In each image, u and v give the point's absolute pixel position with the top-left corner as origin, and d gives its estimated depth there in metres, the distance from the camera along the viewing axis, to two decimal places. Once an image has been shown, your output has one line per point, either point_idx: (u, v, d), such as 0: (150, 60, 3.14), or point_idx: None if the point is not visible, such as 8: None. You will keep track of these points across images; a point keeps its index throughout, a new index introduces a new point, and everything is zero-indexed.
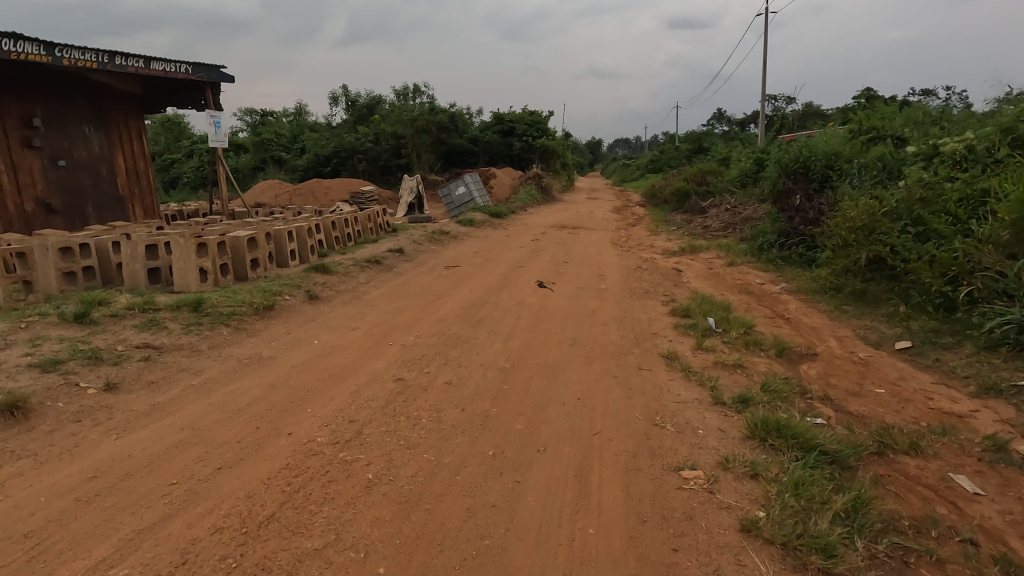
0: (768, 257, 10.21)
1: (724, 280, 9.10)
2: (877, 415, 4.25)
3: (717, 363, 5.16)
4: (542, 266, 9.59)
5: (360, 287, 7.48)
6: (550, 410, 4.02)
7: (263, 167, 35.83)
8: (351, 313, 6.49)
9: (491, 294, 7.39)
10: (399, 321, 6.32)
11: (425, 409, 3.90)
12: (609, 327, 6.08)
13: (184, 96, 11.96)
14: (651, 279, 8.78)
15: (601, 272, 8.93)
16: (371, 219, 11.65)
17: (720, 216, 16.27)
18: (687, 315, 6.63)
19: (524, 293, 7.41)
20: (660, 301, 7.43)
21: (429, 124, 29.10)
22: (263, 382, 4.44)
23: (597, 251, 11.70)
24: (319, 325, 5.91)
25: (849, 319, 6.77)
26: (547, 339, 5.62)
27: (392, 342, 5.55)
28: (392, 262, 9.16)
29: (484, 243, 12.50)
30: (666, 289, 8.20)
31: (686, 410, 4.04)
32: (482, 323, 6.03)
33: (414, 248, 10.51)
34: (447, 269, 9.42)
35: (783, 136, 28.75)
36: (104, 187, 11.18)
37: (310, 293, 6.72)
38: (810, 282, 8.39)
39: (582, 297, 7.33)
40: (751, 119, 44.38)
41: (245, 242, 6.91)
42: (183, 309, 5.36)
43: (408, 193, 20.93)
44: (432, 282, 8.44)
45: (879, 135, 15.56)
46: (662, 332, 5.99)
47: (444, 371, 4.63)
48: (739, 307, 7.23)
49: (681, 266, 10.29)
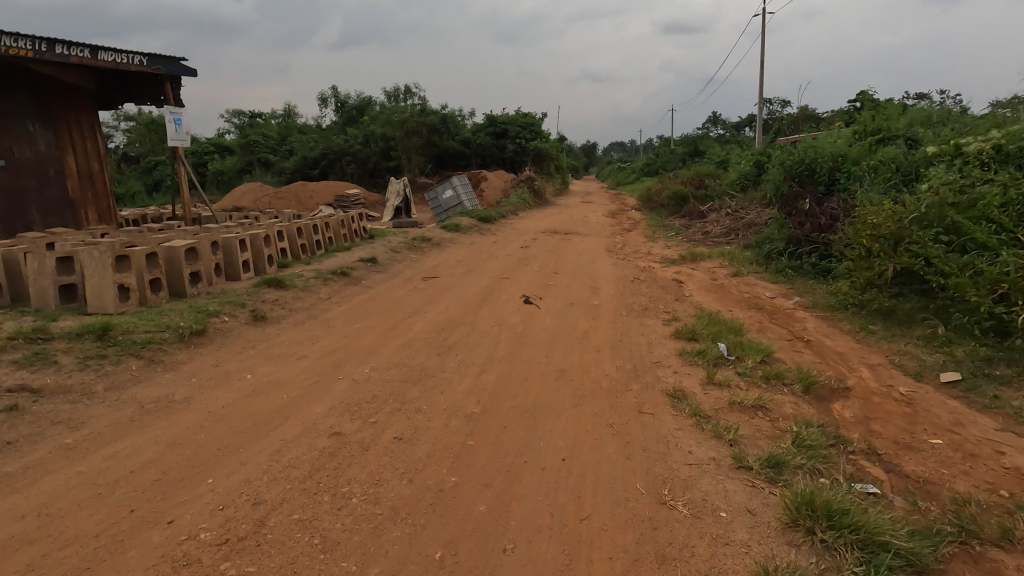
0: (777, 266, 9.33)
1: (730, 293, 8.22)
2: (943, 480, 3.36)
3: (734, 403, 4.25)
4: (529, 277, 8.69)
5: (319, 305, 6.55)
6: (526, 479, 3.10)
7: (249, 169, 34.84)
8: (302, 337, 5.56)
9: (468, 312, 6.48)
10: (357, 346, 5.39)
11: (362, 482, 2.97)
12: (604, 354, 5.17)
13: (141, 91, 10.98)
14: (650, 293, 7.89)
15: (594, 285, 8.02)
16: (345, 224, 10.70)
17: (720, 221, 15.45)
18: (692, 338, 5.74)
19: (507, 311, 6.50)
20: (662, 320, 6.53)
21: (420, 125, 28.18)
22: (162, 437, 3.50)
23: (590, 259, 10.80)
24: (258, 354, 4.98)
25: (879, 342, 5.90)
26: (529, 371, 4.70)
27: (342, 376, 4.62)
28: (363, 273, 8.25)
29: (468, 251, 11.58)
30: (667, 305, 7.30)
31: (702, 479, 3.13)
32: (452, 351, 5.10)
33: (389, 256, 9.58)
34: (424, 282, 8.51)
35: (782, 139, 28.03)
36: (51, 190, 10.15)
37: (256, 312, 5.78)
38: (827, 296, 7.51)
39: (573, 316, 6.41)
40: (747, 122, 43.77)
41: (181, 253, 5.97)
42: (83, 338, 4.42)
43: (395, 196, 20.04)
44: (405, 297, 7.51)
45: (888, 136, 14.81)
46: (665, 361, 5.08)
47: (396, 421, 3.69)
48: (751, 327, 6.34)
49: (683, 277, 9.40)
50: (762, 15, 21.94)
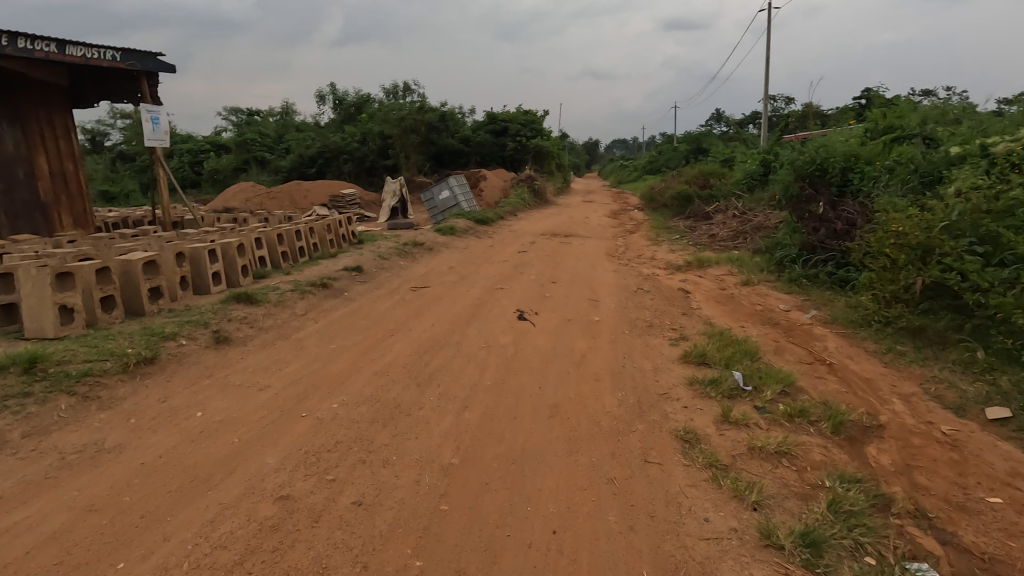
0: (790, 275, 8.75)
1: (741, 306, 7.65)
2: (1011, 560, 2.80)
3: (754, 449, 3.67)
4: (525, 287, 8.12)
5: (293, 322, 5.99)
6: (507, 562, 2.56)
7: (246, 168, 34.26)
8: (268, 362, 5.00)
9: (455, 330, 5.91)
10: (329, 373, 4.83)
11: (306, 573, 2.44)
12: (604, 383, 4.61)
13: (116, 88, 10.43)
14: (654, 305, 7.32)
15: (594, 297, 7.45)
16: (332, 228, 10.15)
17: (726, 223, 14.87)
18: (703, 362, 5.16)
19: (497, 330, 5.93)
20: (667, 339, 5.96)
21: (418, 123, 27.59)
22: (76, 501, 2.94)
23: (590, 266, 10.24)
24: (215, 384, 4.42)
25: (910, 367, 5.33)
26: (519, 407, 4.13)
27: (304, 413, 4.06)
28: (345, 284, 7.69)
29: (462, 256, 11.01)
30: (673, 320, 6.73)
31: (722, 564, 2.59)
32: (433, 380, 4.54)
33: (376, 264, 9.02)
34: (412, 293, 7.94)
35: (788, 137, 27.42)
36: (19, 192, 9.61)
37: (219, 333, 5.23)
38: (848, 311, 6.93)
39: (571, 335, 5.84)
40: (751, 118, 43.11)
41: (138, 267, 5.41)
42: (7, 373, 3.87)
43: (391, 196, 19.50)
44: (389, 311, 6.95)
45: (901, 135, 14.21)
46: (673, 393, 4.50)
47: (357, 477, 3.14)
48: (766, 348, 5.77)
49: (689, 287, 8.83)
50: (768, 9, 21.30)
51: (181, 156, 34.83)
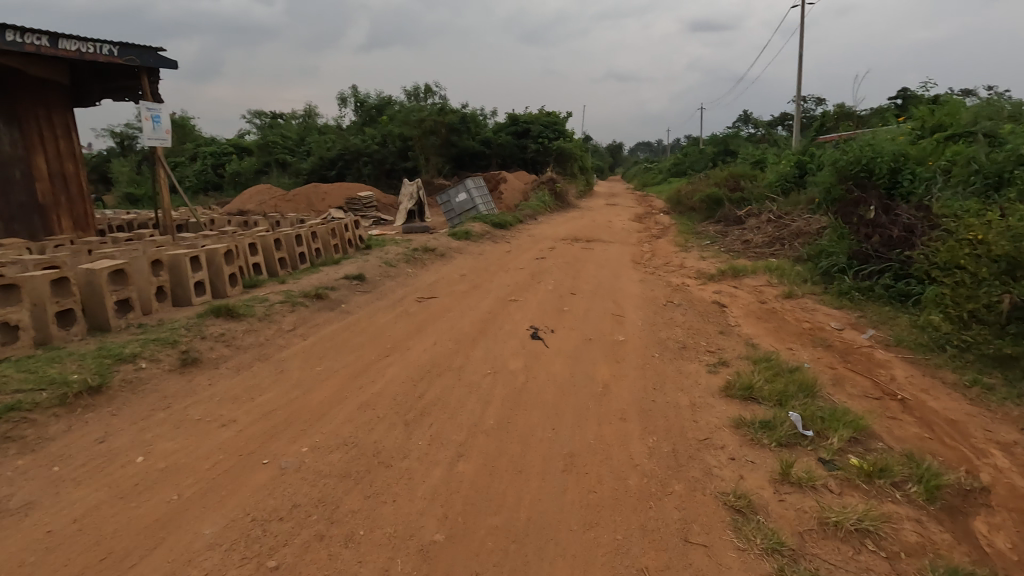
0: (840, 287, 7.81)
1: (786, 324, 6.76)
2: None
3: (827, 525, 2.85)
4: (542, 298, 7.35)
5: (278, 340, 5.33)
6: None
7: (267, 171, 34.22)
8: (241, 389, 4.33)
9: (458, 351, 5.17)
10: (307, 405, 4.14)
11: None
12: (630, 424, 3.82)
13: (118, 87, 10.00)
14: (687, 322, 6.48)
15: (618, 311, 6.65)
16: (337, 232, 9.52)
17: (760, 229, 13.88)
18: (750, 397, 4.32)
19: (507, 351, 5.17)
20: (704, 364, 5.12)
21: (438, 124, 27.02)
22: None
23: (614, 275, 9.41)
24: (168, 418, 3.76)
25: (1003, 406, 4.42)
26: (526, 458, 3.36)
27: (265, 458, 3.36)
28: (344, 294, 7.02)
29: (476, 263, 10.28)
30: (709, 340, 5.89)
31: None
32: (425, 417, 3.81)
33: (381, 272, 8.35)
34: (417, 304, 7.25)
35: (823, 138, 26.15)
36: (15, 194, 9.24)
37: (186, 353, 4.58)
38: (915, 332, 6.01)
39: (592, 359, 5.05)
40: (780, 119, 41.68)
41: (102, 277, 4.80)
42: None
43: (408, 199, 18.93)
44: (389, 325, 6.25)
45: (954, 134, 13.12)
46: (716, 439, 3.68)
47: (309, 566, 2.43)
48: (822, 377, 4.90)
49: (724, 300, 7.96)
50: (802, 4, 20.21)
51: (204, 158, 34.98)
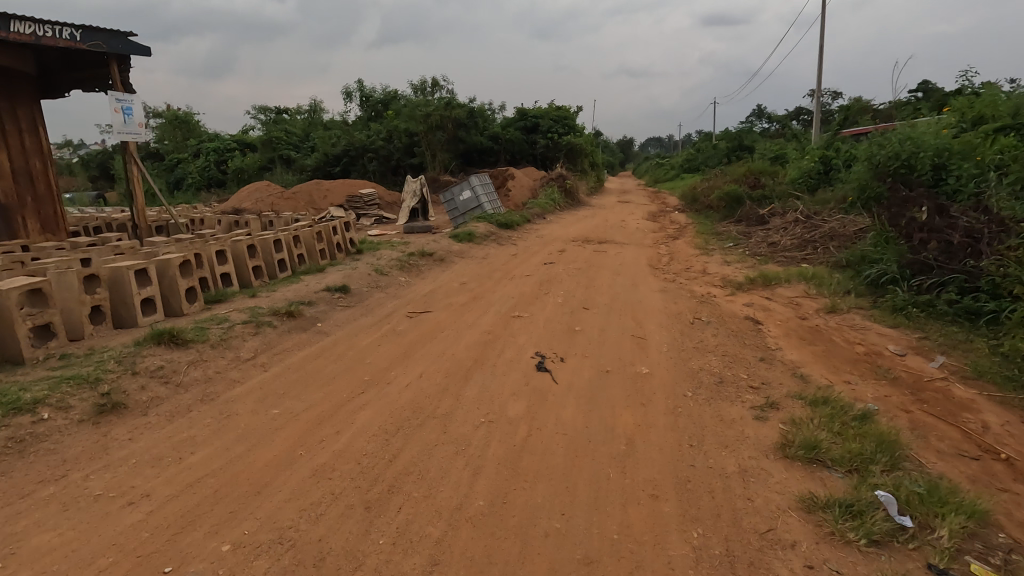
0: (894, 300, 6.79)
1: (836, 347, 5.78)
2: None
3: None
4: (550, 314, 6.41)
5: (231, 373, 4.44)
6: None
7: (271, 167, 33.43)
8: (169, 445, 3.45)
9: (447, 390, 4.25)
10: (246, 470, 3.24)
11: None
12: (665, 507, 2.89)
13: (87, 76, 9.18)
14: (721, 345, 5.50)
15: (638, 332, 5.69)
16: (324, 236, 8.63)
17: (787, 230, 12.83)
18: (816, 460, 3.37)
19: (506, 389, 4.24)
20: (749, 408, 4.16)
21: (445, 119, 26.04)
22: None
23: (631, 284, 8.44)
24: (57, 497, 2.89)
25: None
26: (527, 569, 2.44)
27: (169, 564, 2.47)
28: (323, 310, 6.12)
29: (479, 269, 9.36)
30: (748, 371, 4.93)
31: None
32: (393, 495, 2.91)
33: (370, 281, 7.45)
34: (407, 321, 6.34)
35: (846, 132, 24.91)
36: None
37: (106, 398, 3.70)
38: (1000, 362, 5.02)
39: (611, 401, 4.12)
40: (797, 113, 40.31)
41: (10, 301, 3.95)
42: None
43: (411, 196, 18.08)
44: (370, 350, 5.34)
45: (1001, 127, 12.03)
46: (783, 532, 2.74)
47: None
48: (900, 426, 3.93)
49: (758, 316, 6.97)
50: None
51: (207, 154, 34.21)
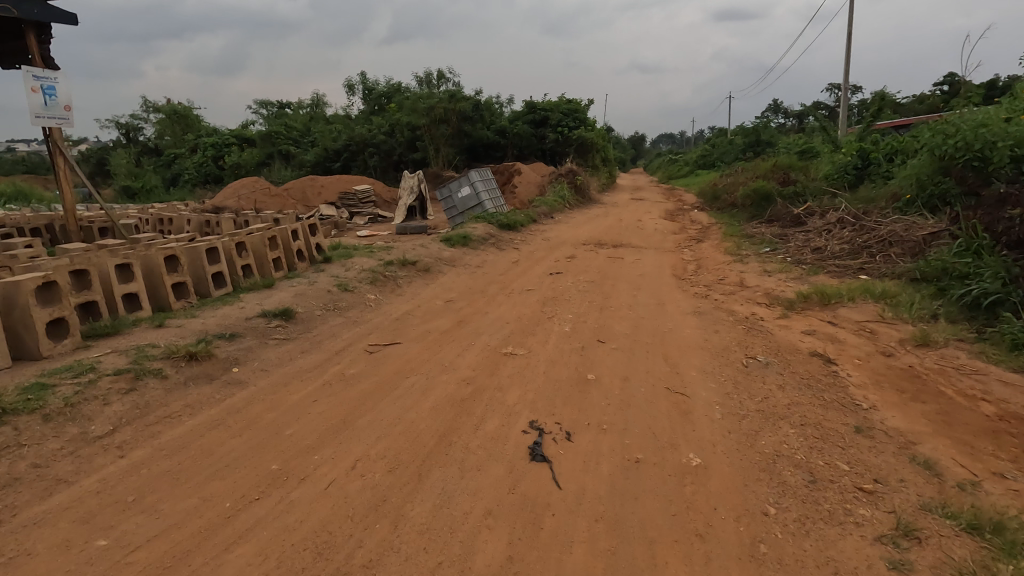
0: (1014, 335, 5.13)
1: (954, 406, 4.14)
2: None
3: None
4: (553, 350, 4.81)
5: (61, 465, 2.93)
6: None
7: (269, 163, 32.04)
8: None
9: (385, 505, 2.68)
10: None
11: None
12: None
13: (7, 51, 7.74)
14: (797, 407, 3.87)
15: (675, 387, 4.07)
16: (281, 242, 7.09)
17: (831, 233, 11.12)
18: None
19: (479, 504, 2.67)
20: (875, 542, 2.54)
21: (449, 112, 24.48)
22: None
23: (655, 302, 6.83)
24: None
25: None
26: None
27: None
28: (250, 345, 4.57)
29: (470, 281, 7.80)
30: (848, 457, 3.29)
31: None
32: None
33: (327, 302, 5.91)
34: (364, 362, 4.77)
35: (879, 124, 22.92)
36: None
37: None
38: None
39: (647, 530, 2.53)
40: (815, 108, 38.32)
41: None
42: None
43: (408, 193, 16.67)
44: (298, 412, 3.79)
45: None
46: None
47: None
48: None
49: (827, 351, 5.34)
50: None
51: (205, 150, 32.83)
